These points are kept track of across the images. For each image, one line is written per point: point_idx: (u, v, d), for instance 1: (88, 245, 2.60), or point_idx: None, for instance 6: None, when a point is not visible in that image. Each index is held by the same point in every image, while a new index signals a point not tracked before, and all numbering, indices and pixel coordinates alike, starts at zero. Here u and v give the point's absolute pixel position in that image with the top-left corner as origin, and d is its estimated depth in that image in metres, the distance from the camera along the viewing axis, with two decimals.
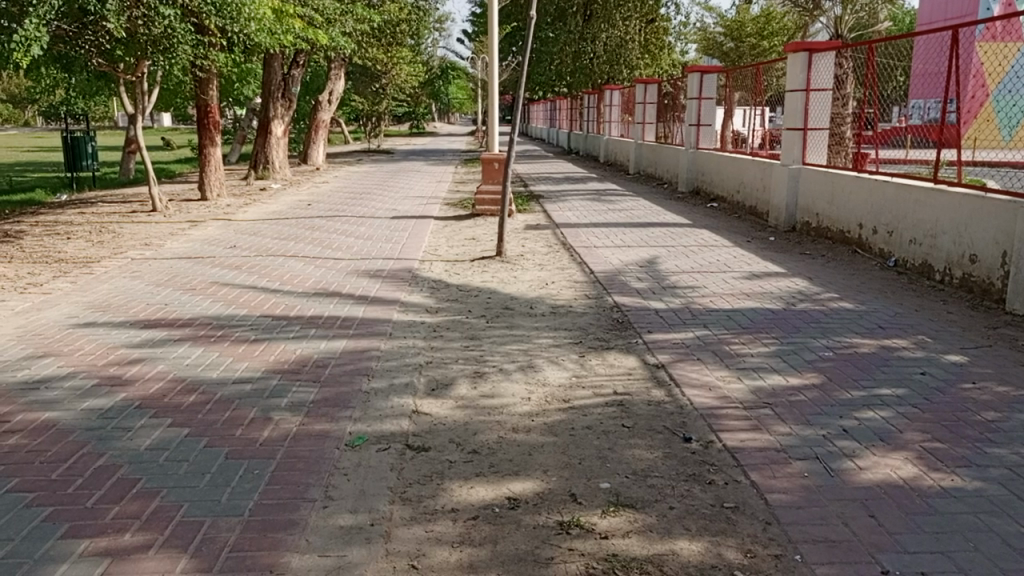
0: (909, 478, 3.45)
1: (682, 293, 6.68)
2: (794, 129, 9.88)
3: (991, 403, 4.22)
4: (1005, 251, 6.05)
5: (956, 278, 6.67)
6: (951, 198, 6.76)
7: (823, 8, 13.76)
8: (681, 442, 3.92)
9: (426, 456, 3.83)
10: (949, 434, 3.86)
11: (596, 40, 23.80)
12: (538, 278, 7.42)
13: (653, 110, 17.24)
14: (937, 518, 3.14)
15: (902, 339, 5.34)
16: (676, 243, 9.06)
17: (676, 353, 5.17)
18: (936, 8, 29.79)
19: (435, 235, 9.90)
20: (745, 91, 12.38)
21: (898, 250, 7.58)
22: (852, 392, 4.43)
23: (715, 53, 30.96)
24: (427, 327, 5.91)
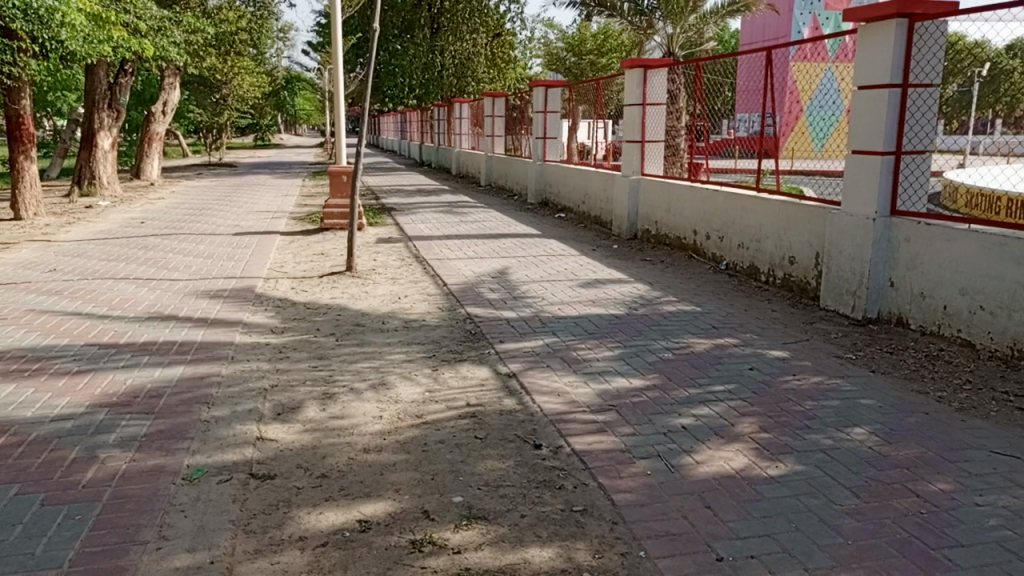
0: (740, 469, 3.69)
1: (532, 302, 6.82)
2: (633, 141, 10.37)
3: (808, 393, 4.61)
4: (819, 253, 6.65)
5: (778, 278, 7.24)
6: (770, 205, 7.35)
7: (656, 27, 14.63)
8: (532, 449, 3.99)
9: (271, 484, 3.66)
10: (774, 424, 4.18)
11: (444, 52, 23.91)
12: (390, 292, 7.32)
13: (501, 124, 17.49)
14: (764, 503, 3.37)
15: (732, 338, 5.72)
16: (526, 253, 9.25)
17: (526, 361, 5.27)
18: (754, 30, 32.44)
19: (282, 251, 9.55)
20: (587, 105, 12.78)
21: (729, 254, 8.13)
22: (688, 389, 4.69)
23: (558, 68, 31.98)
24: (272, 348, 5.66)
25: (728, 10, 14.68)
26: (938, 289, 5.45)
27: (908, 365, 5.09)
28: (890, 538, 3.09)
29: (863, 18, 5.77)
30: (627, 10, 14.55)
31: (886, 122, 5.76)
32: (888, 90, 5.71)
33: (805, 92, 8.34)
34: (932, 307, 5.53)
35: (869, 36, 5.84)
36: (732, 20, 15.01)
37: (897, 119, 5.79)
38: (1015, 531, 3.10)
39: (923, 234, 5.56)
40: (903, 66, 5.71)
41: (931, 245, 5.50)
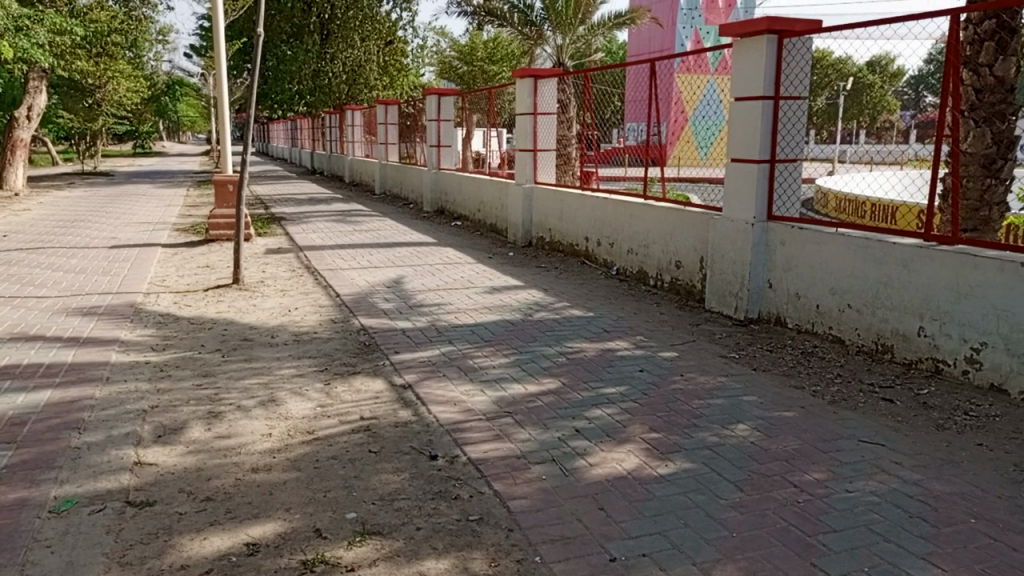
0: (632, 469, 3.78)
1: (427, 311, 6.77)
2: (525, 150, 10.48)
3: (696, 392, 4.79)
4: (703, 257, 6.94)
5: (666, 282, 7.50)
6: (657, 212, 7.60)
7: (545, 37, 14.88)
8: (427, 461, 3.95)
9: (150, 511, 3.46)
10: (663, 424, 4.31)
11: (334, 59, 23.49)
12: (280, 305, 7.09)
13: (395, 132, 17.32)
14: (655, 502, 3.47)
15: (624, 341, 5.87)
16: (422, 261, 9.19)
17: (421, 371, 5.22)
18: (640, 43, 33.55)
19: (163, 265, 9.08)
20: (480, 114, 12.88)
21: (619, 259, 8.36)
22: (582, 393, 4.77)
23: (451, 76, 32.01)
24: (151, 367, 5.36)
25: (614, 22, 15.12)
26: (811, 290, 5.79)
27: (785, 362, 5.37)
28: (771, 528, 3.24)
29: (737, 32, 6.06)
30: (517, 20, 14.74)
31: (760, 132, 6.07)
32: (762, 101, 6.01)
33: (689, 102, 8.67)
34: (806, 307, 5.87)
35: (742, 50, 6.13)
36: (618, 32, 15.46)
37: (770, 129, 6.11)
38: (881, 514, 3.32)
39: (796, 237, 5.89)
40: (774, 79, 6.03)
41: (803, 249, 5.83)
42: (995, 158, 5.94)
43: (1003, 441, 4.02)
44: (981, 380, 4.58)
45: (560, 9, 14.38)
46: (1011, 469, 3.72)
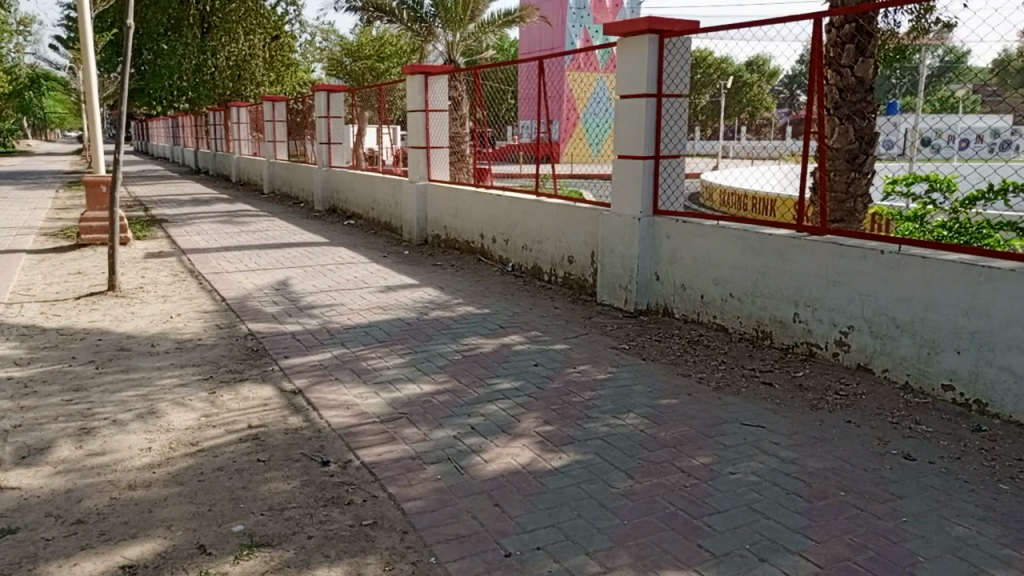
0: (526, 463, 3.82)
1: (319, 313, 6.60)
2: (417, 147, 10.38)
3: (588, 384, 4.88)
4: (594, 252, 7.08)
5: (559, 277, 7.62)
6: (549, 208, 7.71)
7: (436, 34, 14.80)
8: (319, 467, 3.84)
9: (13, 539, 3.20)
10: (557, 417, 4.37)
11: (216, 52, 22.44)
12: (160, 311, 6.73)
13: (283, 129, 16.78)
14: (549, 495, 3.51)
15: (519, 336, 5.91)
16: (313, 262, 8.95)
17: (312, 376, 5.08)
18: (531, 41, 33.86)
19: (28, 272, 8.44)
20: (371, 111, 12.67)
21: (514, 256, 8.42)
22: (477, 390, 4.77)
23: (340, 73, 31.32)
24: (14, 383, 4.97)
25: (504, 21, 15.22)
26: (696, 281, 6.02)
27: (673, 352, 5.56)
28: (660, 513, 3.34)
29: (621, 32, 6.23)
30: (407, 17, 14.60)
31: (644, 128, 6.24)
32: (645, 98, 6.19)
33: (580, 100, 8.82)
34: (691, 298, 6.09)
35: (626, 48, 6.28)
36: (508, 30, 15.56)
37: (654, 125, 6.30)
38: (761, 493, 3.48)
39: (681, 231, 6.10)
40: (657, 77, 6.22)
41: (687, 242, 6.05)
42: (858, 154, 6.41)
43: (869, 417, 4.31)
44: (850, 361, 4.89)
45: (450, 6, 14.34)
46: (876, 443, 3.99)
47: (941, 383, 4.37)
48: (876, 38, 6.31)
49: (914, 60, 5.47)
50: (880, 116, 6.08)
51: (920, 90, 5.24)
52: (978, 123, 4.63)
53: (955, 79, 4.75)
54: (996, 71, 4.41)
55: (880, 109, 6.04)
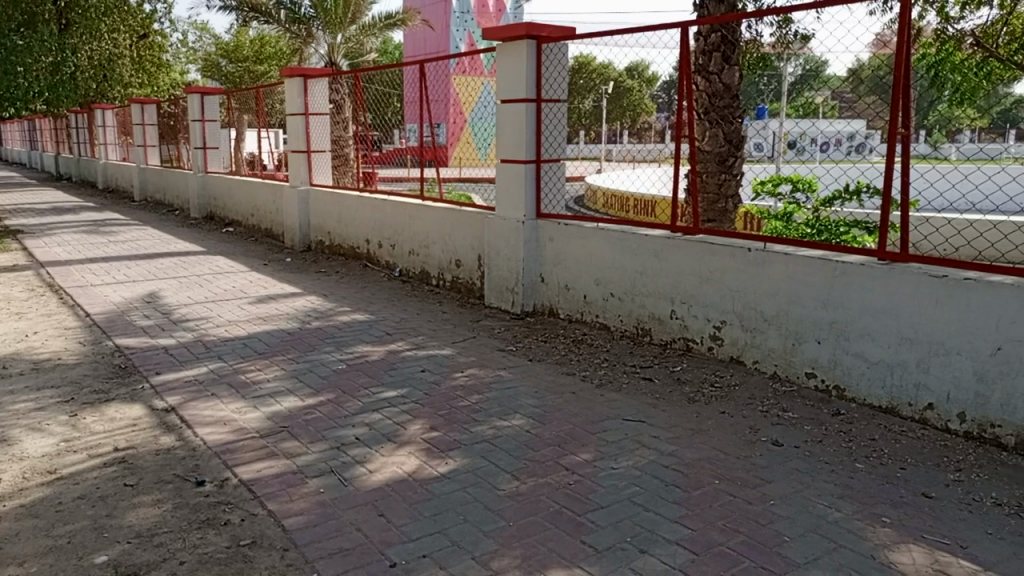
0: (412, 471, 3.78)
1: (193, 326, 6.29)
2: (298, 152, 10.08)
3: (476, 387, 4.89)
4: (480, 255, 7.11)
5: (447, 281, 7.60)
6: (434, 212, 7.68)
7: (316, 36, 14.47)
8: (193, 488, 3.66)
9: None
10: (443, 422, 4.35)
11: (77, 51, 20.74)
12: (14, 330, 6.23)
13: (154, 133, 15.94)
14: (434, 501, 3.48)
15: (405, 342, 5.86)
16: (188, 272, 8.53)
17: (186, 393, 4.83)
18: (415, 45, 33.63)
19: None
20: (250, 114, 12.23)
21: (400, 260, 8.34)
22: (362, 399, 4.68)
23: (216, 75, 30.01)
24: None
25: (386, 23, 15.07)
26: (579, 281, 6.15)
27: (559, 351, 5.66)
28: (545, 512, 3.38)
29: (501, 36, 6.28)
30: (285, 18, 14.19)
31: (524, 133, 6.32)
32: (525, 103, 6.27)
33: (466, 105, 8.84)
34: (575, 298, 6.22)
35: (505, 53, 6.35)
36: (391, 32, 15.42)
37: (534, 130, 6.40)
38: (641, 486, 3.59)
39: (563, 232, 6.22)
40: (535, 83, 6.32)
41: (569, 243, 6.17)
42: (728, 155, 6.72)
43: (741, 406, 4.53)
44: (723, 354, 5.13)
45: (330, 7, 14.03)
46: (747, 431, 4.20)
47: (804, 371, 4.65)
48: (740, 47, 6.61)
49: (777, 68, 5.76)
50: (749, 120, 6.42)
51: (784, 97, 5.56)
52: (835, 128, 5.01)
53: (816, 86, 5.04)
54: (850, 79, 4.69)
55: (749, 114, 6.35)
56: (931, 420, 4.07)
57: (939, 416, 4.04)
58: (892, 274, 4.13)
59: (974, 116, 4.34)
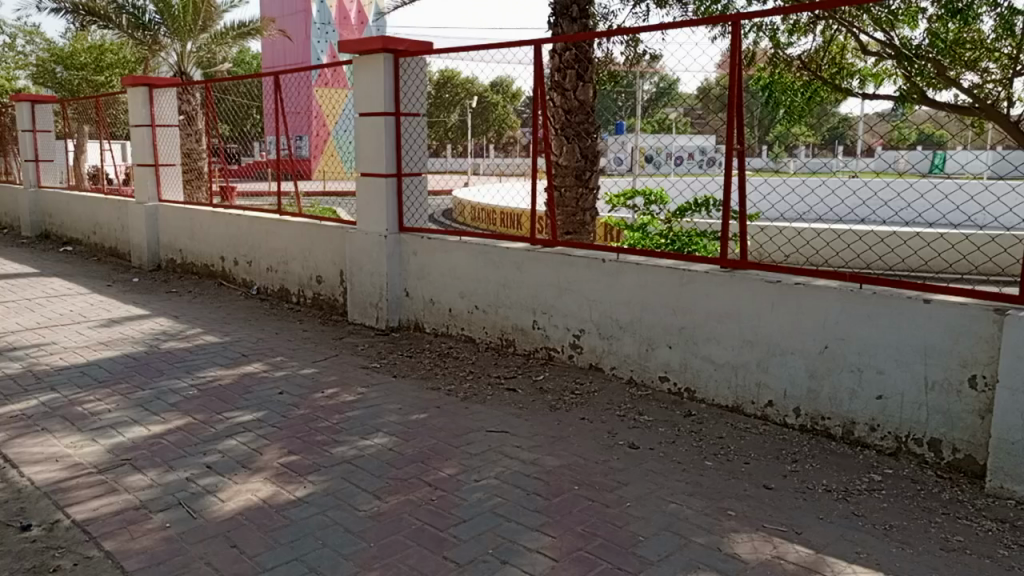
0: (267, 497, 3.61)
1: (22, 355, 5.75)
2: (144, 165, 9.48)
3: (338, 407, 4.77)
4: (342, 271, 6.96)
5: (308, 298, 7.38)
6: (292, 228, 7.44)
7: (163, 44, 13.71)
8: (17, 533, 3.32)
9: None
10: (301, 445, 4.20)
11: None
12: None
13: None
14: (291, 528, 3.35)
15: (263, 363, 5.62)
16: (18, 297, 7.80)
17: (11, 429, 4.40)
18: (274, 55, 32.57)
19: None
20: (90, 125, 11.41)
21: (258, 278, 8.01)
22: (214, 426, 4.45)
23: (51, 82, 27.73)
24: None
25: (239, 32, 14.53)
26: (443, 294, 6.15)
27: (423, 366, 5.62)
28: (407, 531, 3.33)
29: (355, 49, 6.20)
30: (126, 24, 13.33)
31: (383, 147, 6.26)
32: (383, 116, 6.22)
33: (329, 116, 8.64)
34: (440, 311, 6.21)
35: (361, 66, 6.27)
36: (245, 42, 14.88)
37: (394, 144, 6.34)
38: (504, 497, 3.62)
39: (426, 246, 6.20)
40: (393, 96, 6.27)
41: (432, 256, 6.16)
42: (585, 170, 6.93)
43: (600, 412, 4.67)
44: (583, 362, 5.27)
45: (177, 14, 13.28)
46: (606, 436, 4.33)
47: (658, 375, 4.86)
48: (592, 64, 6.84)
49: (631, 84, 5.98)
50: (607, 134, 6.67)
51: (639, 112, 5.82)
52: (689, 142, 5.27)
53: (670, 103, 5.29)
54: (700, 97, 4.97)
55: (607, 130, 6.60)
56: (771, 416, 4.36)
57: (778, 412, 4.33)
58: (732, 280, 4.40)
59: (807, 133, 4.64)
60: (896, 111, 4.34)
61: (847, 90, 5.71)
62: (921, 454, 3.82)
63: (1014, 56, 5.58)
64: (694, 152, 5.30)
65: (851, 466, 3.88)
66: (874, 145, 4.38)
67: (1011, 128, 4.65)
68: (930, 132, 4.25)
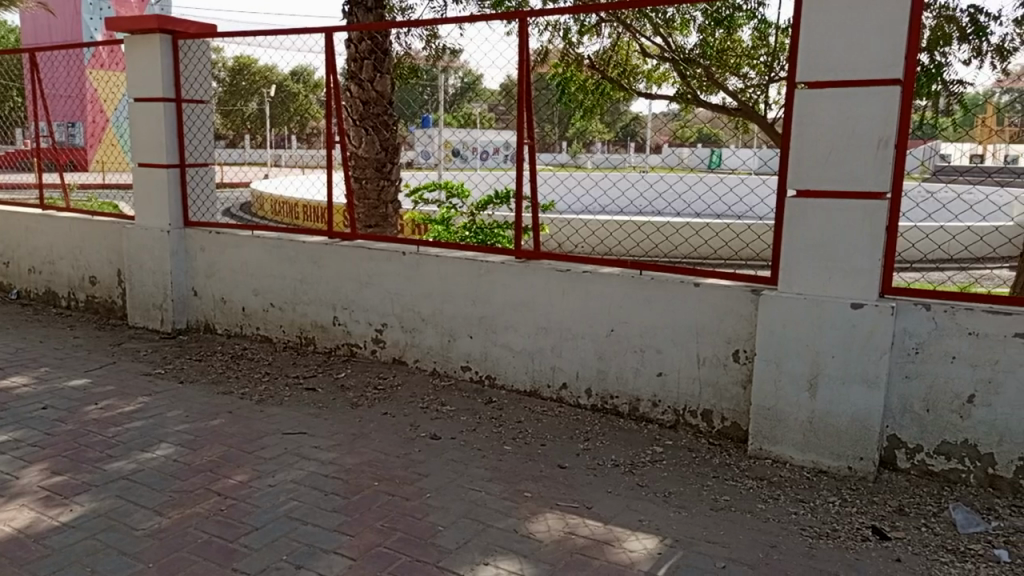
0: (24, 526, 3.22)
1: None
2: None
3: (114, 419, 4.35)
4: (119, 270, 6.36)
5: (80, 301, 6.67)
6: (58, 223, 6.67)
7: None
8: None
9: None
10: (68, 463, 3.79)
11: None
12: None
13: None
14: (53, 557, 3.00)
15: (22, 376, 5.00)
16: None
17: None
18: (38, 32, 29.08)
19: None
20: None
21: (18, 280, 7.12)
22: None
23: None
24: None
25: None
26: (235, 292, 5.81)
27: (214, 369, 5.28)
28: (191, 545, 3.11)
29: (127, 28, 5.69)
30: None
31: (163, 135, 5.78)
32: (162, 103, 5.74)
33: (107, 101, 7.84)
34: (232, 310, 5.87)
35: (136, 47, 5.76)
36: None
37: (175, 133, 5.87)
38: (300, 499, 3.49)
39: (214, 242, 5.82)
40: (173, 81, 5.81)
41: (222, 252, 5.80)
42: (385, 163, 6.83)
43: (402, 406, 4.64)
44: (385, 356, 5.21)
45: None
46: (408, 429, 4.31)
47: (460, 365, 4.92)
48: (391, 57, 6.74)
49: (436, 79, 6.00)
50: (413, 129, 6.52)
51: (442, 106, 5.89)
52: (496, 137, 5.32)
53: (474, 98, 5.37)
54: (502, 93, 5.07)
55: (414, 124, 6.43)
56: (566, 398, 4.57)
57: (572, 394, 4.54)
58: (527, 270, 4.54)
59: (603, 130, 4.92)
60: (680, 112, 4.72)
61: (631, 90, 6.08)
62: (695, 425, 4.17)
63: (769, 64, 6.19)
64: (501, 146, 5.34)
65: (637, 440, 4.15)
66: (661, 141, 4.67)
67: (768, 128, 5.14)
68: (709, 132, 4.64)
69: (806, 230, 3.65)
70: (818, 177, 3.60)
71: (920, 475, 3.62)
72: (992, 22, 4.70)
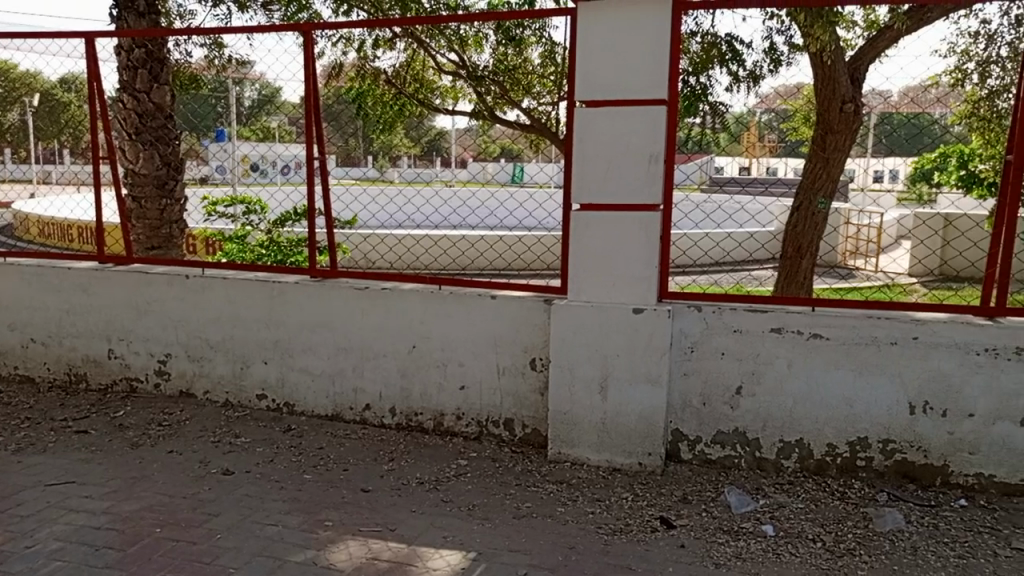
0: None
1: None
2: None
3: None
4: None
5: None
6: None
7: None
8: None
9: None
10: None
11: None
12: None
13: None
14: None
15: None
16: None
17: None
18: None
19: None
20: None
21: None
22: None
23: None
24: None
25: None
26: None
27: None
28: None
29: None
30: None
31: None
32: None
33: None
34: None
35: None
36: None
37: None
38: (65, 558, 3.10)
39: None
40: None
41: None
42: (167, 180, 6.29)
43: (191, 442, 4.30)
44: (171, 389, 4.81)
45: None
46: (197, 467, 4.00)
47: (255, 393, 4.65)
48: (168, 65, 6.21)
49: (228, 88, 5.70)
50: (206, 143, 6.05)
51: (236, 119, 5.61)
52: (290, 151, 5.17)
53: (272, 111, 5.15)
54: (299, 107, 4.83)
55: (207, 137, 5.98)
56: (369, 419, 4.46)
57: (375, 414, 4.45)
58: (323, 289, 4.39)
59: (408, 144, 4.83)
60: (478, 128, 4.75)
61: (428, 104, 6.10)
62: (498, 435, 4.24)
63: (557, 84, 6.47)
64: (297, 162, 5.15)
65: (441, 456, 4.14)
66: (465, 157, 4.69)
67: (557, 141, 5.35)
68: (509, 147, 4.72)
69: (591, 241, 3.84)
70: (598, 190, 3.80)
71: (701, 464, 3.93)
72: (746, 49, 5.21)
